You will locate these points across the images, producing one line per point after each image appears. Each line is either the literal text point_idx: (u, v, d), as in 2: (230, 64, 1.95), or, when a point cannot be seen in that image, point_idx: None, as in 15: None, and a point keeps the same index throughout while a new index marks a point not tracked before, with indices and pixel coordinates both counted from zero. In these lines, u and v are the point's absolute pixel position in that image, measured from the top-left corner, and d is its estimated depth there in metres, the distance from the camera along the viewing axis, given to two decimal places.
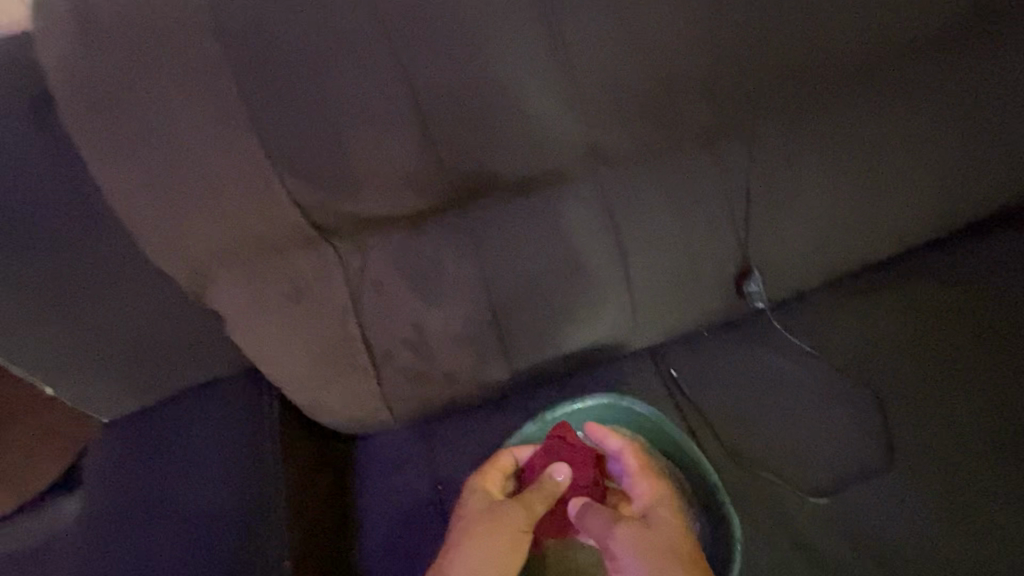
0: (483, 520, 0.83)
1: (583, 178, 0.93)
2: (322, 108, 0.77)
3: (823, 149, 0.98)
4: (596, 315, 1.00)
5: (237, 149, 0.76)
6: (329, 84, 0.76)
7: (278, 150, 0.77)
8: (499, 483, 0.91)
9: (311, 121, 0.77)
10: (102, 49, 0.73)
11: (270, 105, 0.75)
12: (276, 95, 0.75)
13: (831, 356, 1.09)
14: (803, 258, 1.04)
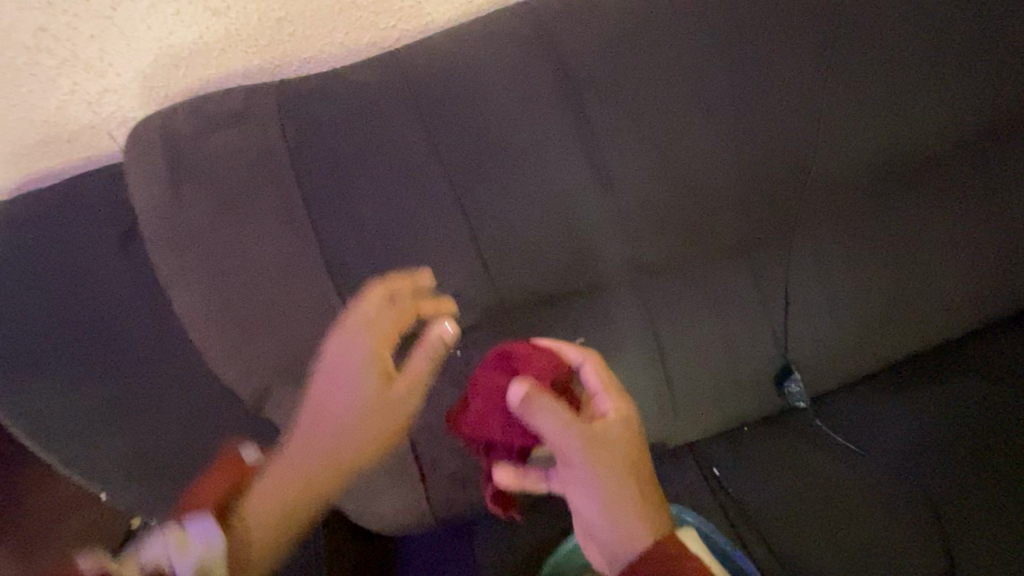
0: (324, 414, 0.81)
1: (621, 288, 0.97)
2: (380, 230, 0.84)
3: (853, 254, 1.01)
4: (637, 418, 1.00)
5: (302, 268, 0.82)
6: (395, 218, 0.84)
7: (346, 275, 0.84)
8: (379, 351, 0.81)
9: (377, 251, 0.84)
10: (188, 184, 0.81)
11: (342, 237, 0.83)
12: (349, 230, 0.83)
13: (877, 453, 1.06)
14: (840, 356, 1.05)
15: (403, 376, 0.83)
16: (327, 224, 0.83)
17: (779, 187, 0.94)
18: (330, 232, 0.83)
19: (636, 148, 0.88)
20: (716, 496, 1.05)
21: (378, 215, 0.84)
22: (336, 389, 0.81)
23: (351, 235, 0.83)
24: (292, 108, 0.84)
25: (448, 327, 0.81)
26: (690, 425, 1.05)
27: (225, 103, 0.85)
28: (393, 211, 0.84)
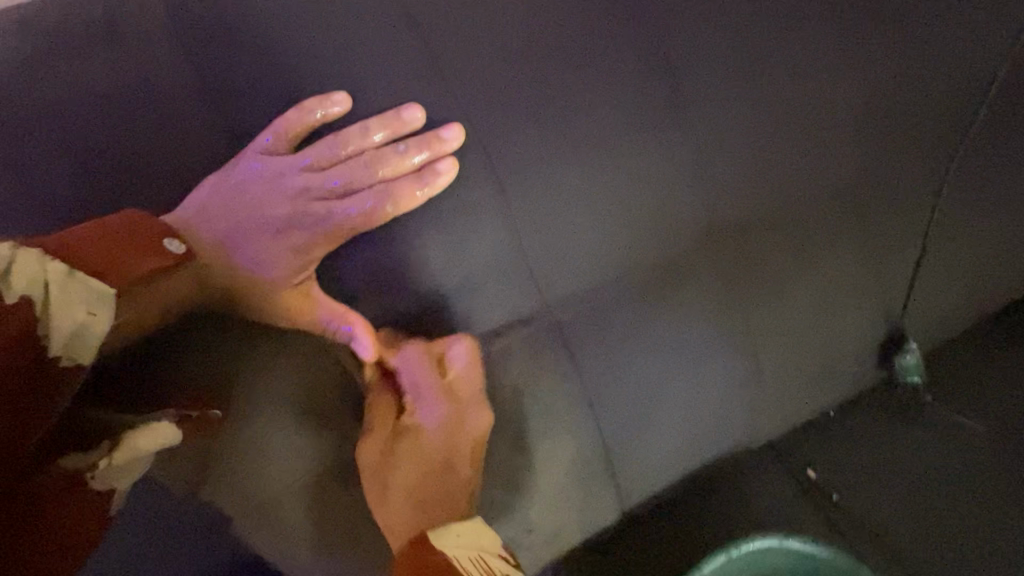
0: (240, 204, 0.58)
1: (696, 253, 0.70)
2: (356, 172, 0.58)
3: (967, 178, 0.79)
4: (717, 421, 0.77)
5: (252, 243, 0.59)
6: (380, 171, 0.58)
7: (308, 250, 0.58)
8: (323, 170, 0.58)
9: (354, 218, 0.58)
10: (84, 148, 0.57)
11: (304, 192, 0.58)
12: (314, 181, 0.58)
13: (1010, 430, 0.84)
14: (947, 313, 0.84)
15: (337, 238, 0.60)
16: (283, 177, 0.58)
17: (880, 98, 0.72)
18: (288, 186, 0.58)
19: (700, 66, 0.66)
20: (821, 510, 0.81)
21: (354, 164, 0.58)
22: (259, 196, 0.58)
23: (317, 191, 0.58)
24: (233, 44, 0.59)
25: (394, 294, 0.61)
26: (778, 420, 0.82)
27: (133, 44, 0.60)
28: (377, 158, 0.58)
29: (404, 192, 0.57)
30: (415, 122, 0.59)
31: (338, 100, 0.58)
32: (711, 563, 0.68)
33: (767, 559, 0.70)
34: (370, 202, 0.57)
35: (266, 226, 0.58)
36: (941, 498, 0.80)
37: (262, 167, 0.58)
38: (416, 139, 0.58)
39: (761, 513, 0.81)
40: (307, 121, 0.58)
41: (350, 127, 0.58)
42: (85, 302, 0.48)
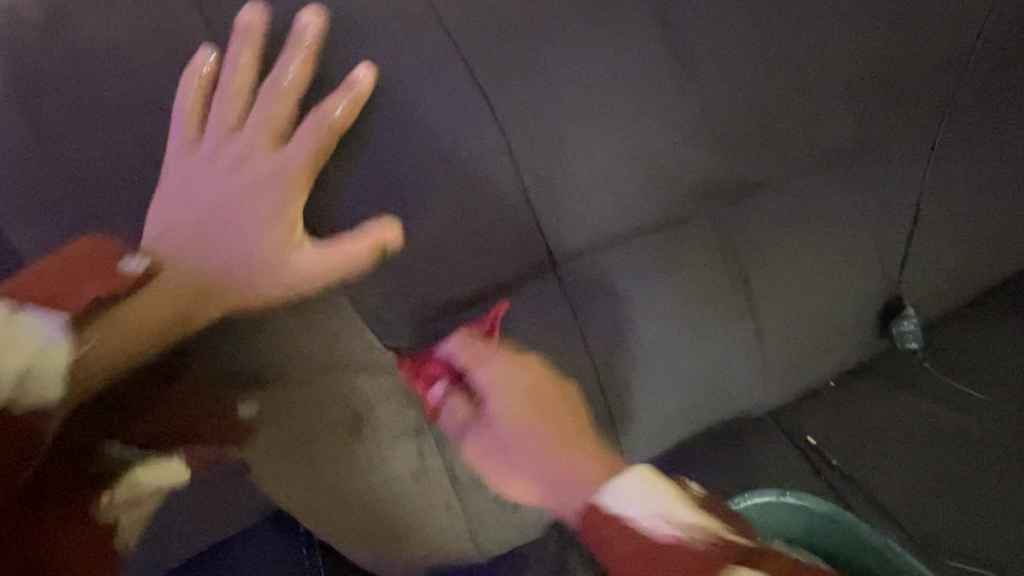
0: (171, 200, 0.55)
1: (696, 219, 0.73)
2: (273, 106, 0.55)
3: (961, 149, 0.81)
4: (719, 385, 0.79)
5: (218, 219, 0.56)
6: (293, 88, 0.55)
7: (268, 205, 0.56)
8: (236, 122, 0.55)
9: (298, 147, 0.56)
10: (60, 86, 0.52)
11: (239, 146, 0.55)
12: (250, 131, 0.55)
13: (1007, 395, 0.85)
14: (946, 282, 0.85)
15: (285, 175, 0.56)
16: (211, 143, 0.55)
17: (877, 66, 0.74)
18: (219, 148, 0.55)
19: (701, 33, 0.68)
20: (821, 474, 0.83)
21: (264, 94, 0.55)
22: (193, 177, 0.55)
23: (255, 138, 0.55)
24: None
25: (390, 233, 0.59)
26: (780, 385, 0.83)
27: None
28: (278, 76, 0.55)
29: (338, 112, 0.56)
30: (309, 27, 0.56)
31: (242, 28, 0.55)
32: None
33: (768, 515, 0.72)
34: (318, 133, 0.56)
35: (220, 204, 0.55)
36: (937, 460, 0.82)
37: (194, 135, 0.55)
38: (312, 40, 0.56)
39: (763, 475, 0.83)
40: (200, 72, 0.54)
41: (244, 47, 0.55)
42: (25, 352, 0.51)
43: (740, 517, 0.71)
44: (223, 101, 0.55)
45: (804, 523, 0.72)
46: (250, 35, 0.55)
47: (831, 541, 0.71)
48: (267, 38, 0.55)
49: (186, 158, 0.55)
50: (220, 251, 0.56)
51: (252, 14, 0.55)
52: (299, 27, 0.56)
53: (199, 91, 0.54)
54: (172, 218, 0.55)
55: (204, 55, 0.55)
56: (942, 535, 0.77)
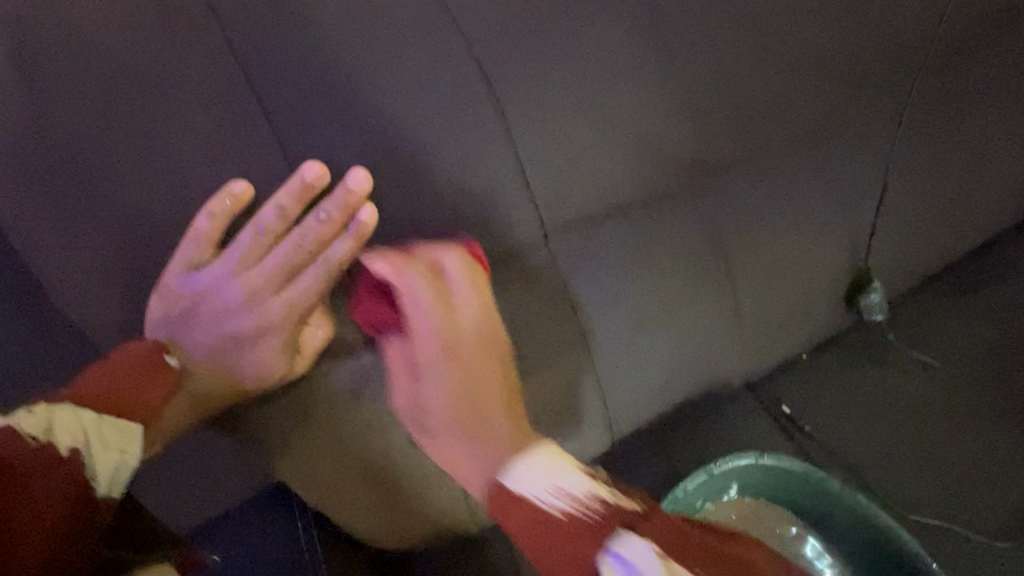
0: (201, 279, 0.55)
1: (678, 193, 0.76)
2: (311, 227, 0.54)
3: (922, 131, 0.86)
4: (700, 355, 0.83)
5: (240, 349, 0.58)
6: (337, 217, 0.54)
7: (264, 322, 0.57)
8: (281, 225, 0.54)
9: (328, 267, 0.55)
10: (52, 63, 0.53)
11: (248, 261, 0.55)
12: (256, 278, 0.55)
13: (967, 361, 0.90)
14: (907, 259, 0.91)
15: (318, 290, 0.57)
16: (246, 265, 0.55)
17: (849, 47, 0.78)
18: (233, 255, 0.55)
19: (687, 10, 0.69)
20: (794, 439, 0.88)
21: (294, 211, 0.54)
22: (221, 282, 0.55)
23: (262, 285, 0.56)
24: None
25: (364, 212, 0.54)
26: (758, 355, 0.87)
27: None
28: (332, 199, 0.54)
29: (347, 255, 0.55)
30: (360, 189, 0.54)
31: (305, 177, 0.52)
32: (692, 479, 0.73)
33: (744, 476, 0.77)
34: (321, 290, 0.57)
35: (239, 306, 0.56)
36: (903, 423, 0.87)
37: (212, 261, 0.55)
38: (334, 198, 0.54)
39: (741, 442, 0.88)
40: (228, 215, 0.53)
41: (294, 255, 0.55)
42: (118, 443, 0.52)
43: (718, 475, 0.75)
44: (267, 218, 0.54)
45: (778, 483, 0.77)
46: (301, 184, 0.53)
47: (801, 494, 0.76)
48: (314, 191, 0.53)
49: (206, 287, 0.55)
50: (204, 337, 0.58)
51: (314, 170, 0.53)
52: (350, 188, 0.54)
53: (219, 223, 0.53)
54: (178, 310, 0.56)
55: (241, 184, 0.53)
56: (905, 494, 0.82)
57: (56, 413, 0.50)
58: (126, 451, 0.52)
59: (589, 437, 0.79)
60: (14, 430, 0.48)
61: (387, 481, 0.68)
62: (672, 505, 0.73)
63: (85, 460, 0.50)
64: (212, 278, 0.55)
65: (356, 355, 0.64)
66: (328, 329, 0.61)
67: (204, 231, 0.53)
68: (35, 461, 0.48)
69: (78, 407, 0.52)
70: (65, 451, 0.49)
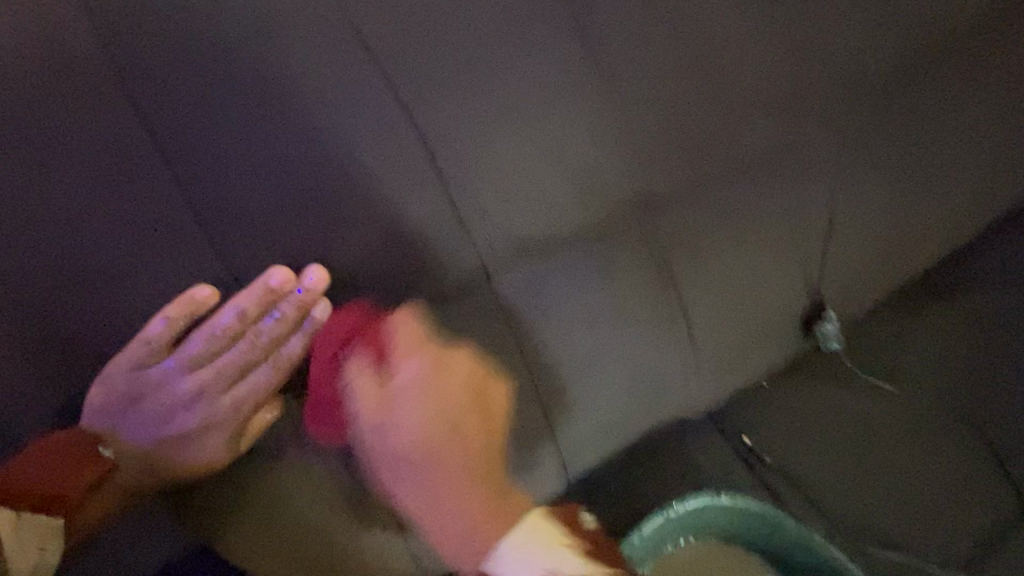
0: (149, 376, 0.56)
1: (624, 226, 0.74)
2: (269, 326, 0.59)
3: (870, 160, 0.87)
4: (655, 389, 0.81)
5: (184, 441, 0.59)
6: (295, 317, 0.59)
7: (210, 417, 0.59)
8: (240, 327, 0.58)
9: (283, 360, 0.60)
10: None
11: (201, 359, 0.57)
12: (209, 375, 0.58)
13: (921, 386, 0.90)
14: (860, 284, 0.91)
15: (269, 381, 0.60)
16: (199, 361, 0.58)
17: (789, 79, 0.79)
18: (186, 352, 0.57)
19: (625, 51, 0.70)
20: (754, 470, 0.86)
21: (257, 314, 0.58)
22: (171, 378, 0.57)
23: (213, 382, 0.58)
24: None
25: (321, 309, 0.60)
26: (714, 386, 0.86)
27: None
28: (294, 302, 0.59)
29: (301, 347, 0.60)
30: (316, 286, 0.59)
31: (271, 282, 0.57)
32: (647, 524, 0.71)
33: (702, 516, 0.74)
34: (273, 385, 0.60)
35: (187, 398, 0.58)
36: (862, 452, 0.86)
37: (163, 359, 0.56)
38: (296, 300, 0.59)
39: (702, 476, 0.85)
40: (188, 319, 0.55)
41: (251, 352, 0.59)
42: (38, 542, 0.53)
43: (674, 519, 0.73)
44: (227, 321, 0.57)
45: (736, 522, 0.75)
46: (266, 287, 0.57)
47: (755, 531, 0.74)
48: (279, 294, 0.58)
49: (155, 383, 0.56)
50: (146, 430, 0.58)
51: (280, 275, 0.57)
52: (308, 287, 0.59)
53: (175, 328, 0.55)
54: (117, 405, 0.56)
55: (203, 292, 0.55)
56: (864, 525, 0.81)
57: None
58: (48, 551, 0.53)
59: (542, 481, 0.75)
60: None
61: (321, 540, 0.64)
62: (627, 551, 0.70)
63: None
64: (165, 375, 0.57)
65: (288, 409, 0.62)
66: (277, 411, 0.62)
67: (157, 335, 0.55)
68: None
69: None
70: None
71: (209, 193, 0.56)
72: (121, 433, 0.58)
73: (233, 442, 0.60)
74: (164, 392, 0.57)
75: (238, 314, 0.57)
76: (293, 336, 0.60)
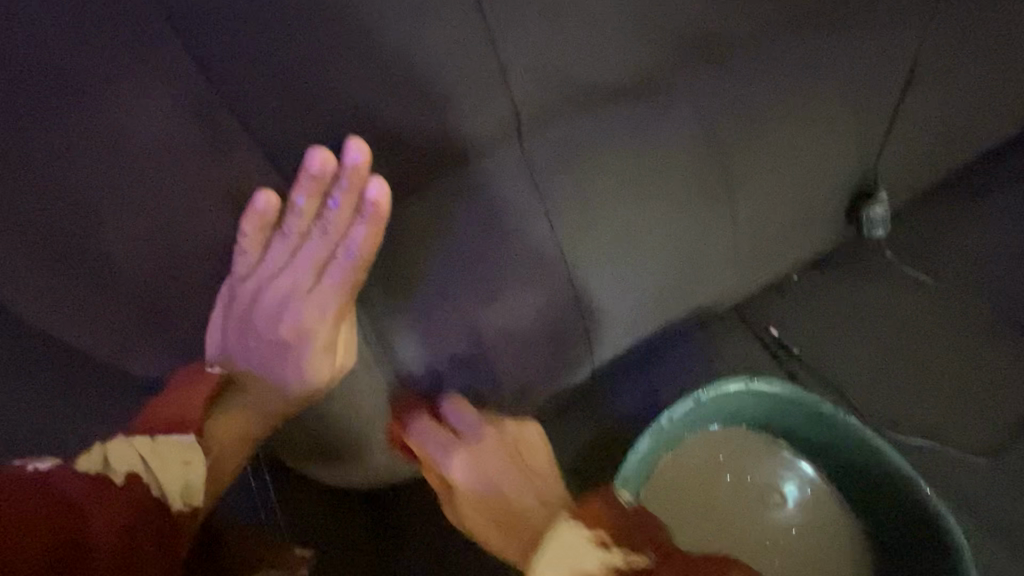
0: (252, 290, 0.53)
1: (674, 83, 0.64)
2: (326, 210, 0.52)
3: (946, 25, 0.76)
4: (693, 274, 0.75)
5: (290, 349, 0.56)
6: (350, 199, 0.51)
7: (303, 325, 0.55)
8: (305, 221, 0.52)
9: (350, 248, 0.53)
10: None
11: (281, 265, 0.53)
12: (294, 278, 0.54)
13: (958, 279, 0.86)
14: (913, 170, 0.83)
15: (355, 269, 0.53)
16: (279, 266, 0.53)
17: None
18: (269, 263, 0.53)
19: None
20: (781, 362, 0.83)
21: (314, 206, 0.51)
22: (256, 290, 0.53)
23: (296, 283, 0.54)
24: None
25: (376, 189, 0.51)
26: (752, 275, 0.80)
27: None
28: (340, 186, 0.51)
29: (369, 235, 0.52)
30: (361, 163, 0.50)
31: (311, 169, 0.49)
32: (680, 408, 0.67)
33: (735, 402, 0.70)
34: (360, 273, 0.54)
35: (276, 307, 0.54)
36: (893, 344, 0.83)
37: (249, 274, 0.53)
38: (340, 184, 0.51)
39: (728, 366, 0.82)
40: (258, 230, 0.50)
41: (318, 241, 0.53)
42: (180, 455, 0.48)
43: (706, 405, 0.69)
44: (290, 222, 0.51)
45: (769, 410, 0.71)
46: (310, 177, 0.49)
47: (784, 417, 0.71)
48: (324, 180, 0.50)
49: (252, 298, 0.54)
50: (241, 349, 0.55)
51: (318, 157, 0.49)
52: (351, 163, 0.50)
53: (251, 238, 0.51)
54: (228, 330, 0.54)
55: (261, 201, 0.49)
56: (895, 414, 0.79)
57: (109, 447, 0.46)
58: (193, 457, 0.49)
59: (567, 366, 0.71)
60: (71, 467, 0.44)
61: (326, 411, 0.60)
62: (657, 435, 0.67)
63: (148, 481, 0.46)
64: (256, 287, 0.53)
65: (332, 269, 0.54)
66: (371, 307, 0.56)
67: (240, 248, 0.51)
68: (97, 492, 0.43)
69: (130, 437, 0.48)
70: (122, 476, 0.45)
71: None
72: (233, 358, 0.55)
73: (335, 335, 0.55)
74: (260, 308, 0.54)
75: (301, 208, 0.51)
76: (357, 221, 0.52)
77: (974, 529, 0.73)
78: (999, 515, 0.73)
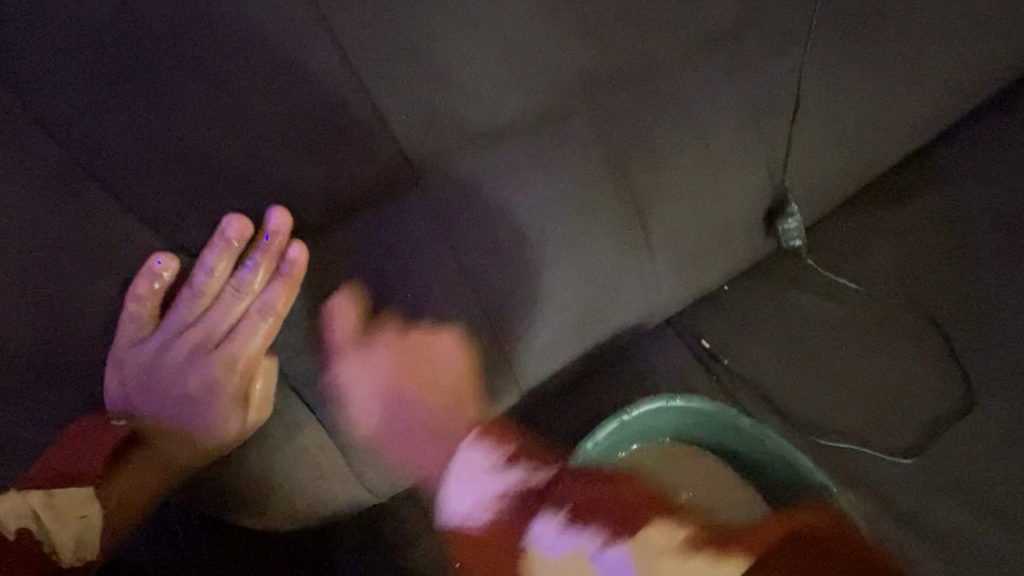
0: (158, 343, 0.55)
1: (568, 121, 0.67)
2: (240, 272, 0.55)
3: (837, 45, 0.79)
4: (615, 296, 0.76)
5: (199, 399, 0.57)
6: (263, 261, 0.55)
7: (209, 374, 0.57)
8: (214, 280, 0.55)
9: (261, 304, 0.55)
10: None
11: (191, 320, 0.56)
12: (201, 333, 0.56)
13: (879, 283, 0.88)
14: (826, 180, 0.86)
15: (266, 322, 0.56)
16: (188, 322, 0.55)
17: None
18: (178, 319, 0.55)
19: None
20: (714, 374, 0.85)
21: (226, 266, 0.54)
22: (165, 344, 0.55)
23: (204, 337, 0.56)
24: None
25: (293, 252, 0.55)
26: (677, 293, 0.82)
27: None
28: (256, 249, 0.55)
29: (282, 294, 0.55)
30: (279, 230, 0.55)
31: (227, 232, 0.53)
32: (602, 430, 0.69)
33: (658, 418, 0.72)
34: (270, 330, 0.56)
35: (186, 360, 0.56)
36: (818, 351, 0.85)
37: (157, 328, 0.55)
38: (256, 249, 0.55)
39: (661, 381, 0.84)
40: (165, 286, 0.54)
41: (229, 299, 0.55)
42: (75, 511, 0.54)
43: (631, 423, 0.71)
44: (200, 281, 0.54)
45: (692, 424, 0.73)
46: (224, 240, 0.53)
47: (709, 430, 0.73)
48: (238, 243, 0.54)
49: (158, 353, 0.55)
50: (148, 399, 0.57)
51: (236, 225, 0.53)
52: (270, 229, 0.54)
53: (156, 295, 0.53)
54: (136, 383, 0.56)
55: (163, 262, 0.53)
56: (822, 418, 0.81)
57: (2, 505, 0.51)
58: (88, 512, 0.55)
59: (492, 400, 0.71)
60: None
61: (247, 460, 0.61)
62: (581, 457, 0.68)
63: (41, 537, 0.52)
64: (165, 341, 0.55)
65: (241, 323, 0.56)
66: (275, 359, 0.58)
67: (144, 303, 0.53)
68: None
69: (25, 490, 0.53)
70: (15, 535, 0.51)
71: (63, 93, 0.49)
72: (143, 407, 0.57)
73: (241, 384, 0.57)
74: (168, 361, 0.56)
75: (210, 267, 0.54)
76: (270, 280, 0.55)
77: (899, 529, 0.75)
78: (923, 514, 0.75)
